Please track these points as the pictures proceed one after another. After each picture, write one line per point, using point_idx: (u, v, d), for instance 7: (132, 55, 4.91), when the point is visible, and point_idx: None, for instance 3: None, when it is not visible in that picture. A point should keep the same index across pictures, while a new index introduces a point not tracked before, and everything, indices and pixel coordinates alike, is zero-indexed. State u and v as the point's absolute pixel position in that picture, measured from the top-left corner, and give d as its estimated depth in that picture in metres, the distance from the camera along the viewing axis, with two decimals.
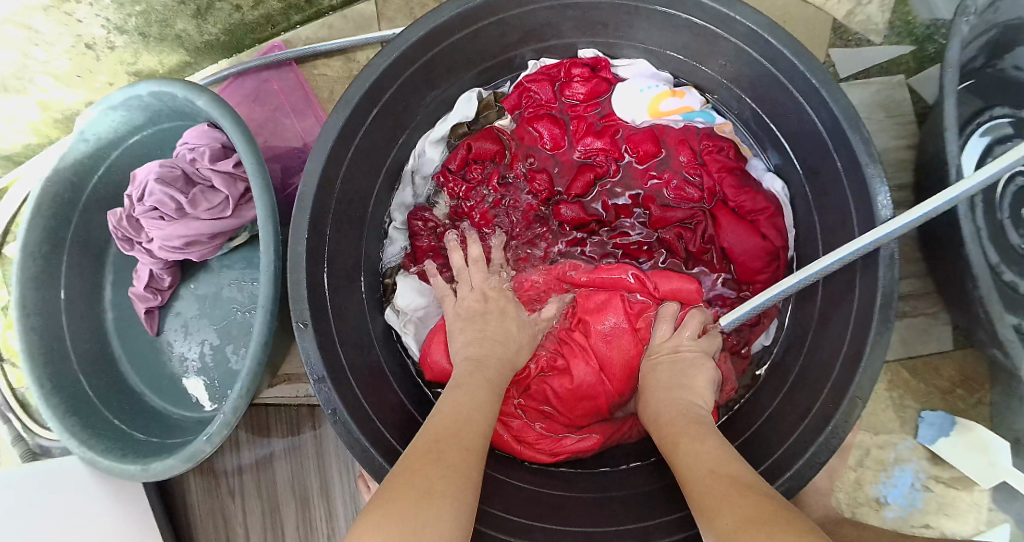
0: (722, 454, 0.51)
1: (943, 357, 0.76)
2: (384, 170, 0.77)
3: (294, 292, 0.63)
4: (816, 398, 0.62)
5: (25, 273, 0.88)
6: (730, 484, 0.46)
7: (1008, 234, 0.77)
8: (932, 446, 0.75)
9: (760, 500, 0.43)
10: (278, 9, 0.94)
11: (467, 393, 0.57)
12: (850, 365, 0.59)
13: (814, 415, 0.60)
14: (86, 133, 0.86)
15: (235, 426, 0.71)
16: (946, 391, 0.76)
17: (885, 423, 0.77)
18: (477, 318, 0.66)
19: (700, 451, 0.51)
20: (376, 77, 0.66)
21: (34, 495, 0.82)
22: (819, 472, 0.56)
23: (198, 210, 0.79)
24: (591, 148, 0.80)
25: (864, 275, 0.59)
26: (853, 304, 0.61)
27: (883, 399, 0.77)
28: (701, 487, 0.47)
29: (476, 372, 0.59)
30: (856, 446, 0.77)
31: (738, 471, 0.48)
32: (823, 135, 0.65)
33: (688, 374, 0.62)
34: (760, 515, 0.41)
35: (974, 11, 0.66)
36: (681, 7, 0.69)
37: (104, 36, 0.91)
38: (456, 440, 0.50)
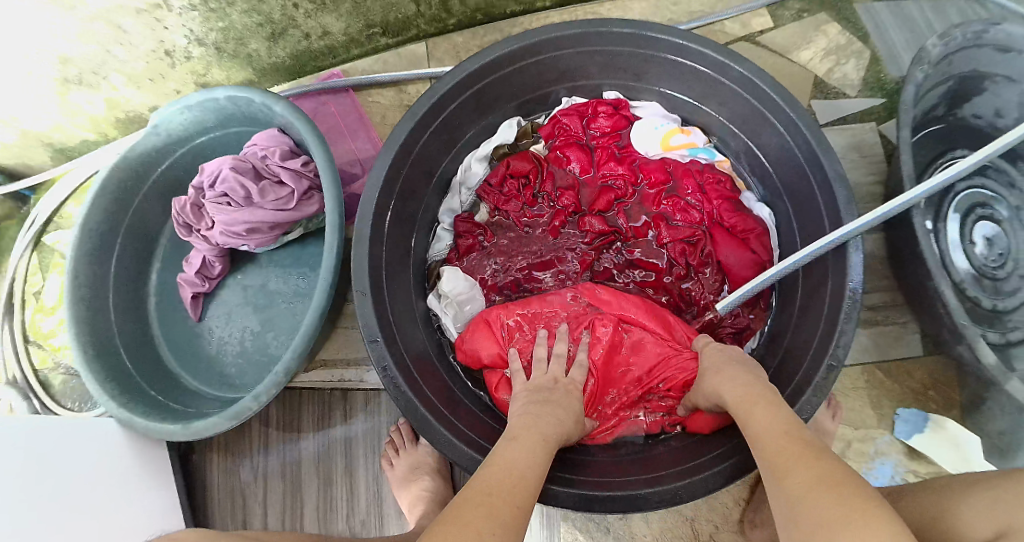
0: (792, 420, 0.56)
1: (915, 361, 0.88)
2: (434, 179, 0.88)
3: (355, 264, 0.74)
4: (800, 366, 0.72)
5: (81, 248, 0.95)
6: (799, 447, 0.52)
7: (972, 254, 0.92)
8: (909, 440, 0.86)
9: (830, 465, 0.49)
10: (341, 42, 1.07)
11: (518, 445, 0.59)
12: (826, 338, 0.70)
13: (797, 383, 0.70)
14: (159, 127, 0.97)
15: (285, 384, 0.80)
16: (919, 392, 0.87)
17: (865, 420, 0.87)
18: (539, 391, 0.69)
19: (771, 416, 0.57)
20: (434, 102, 0.79)
21: (44, 449, 0.78)
22: (805, 426, 0.66)
23: (265, 200, 0.90)
24: (613, 173, 0.92)
25: (835, 269, 0.72)
26: (826, 292, 0.72)
27: (862, 398, 0.88)
28: (775, 448, 0.53)
29: (532, 428, 0.62)
30: (839, 439, 0.87)
31: (804, 435, 0.54)
32: (801, 161, 0.79)
33: (750, 362, 0.69)
34: (830, 480, 0.47)
35: (928, 62, 0.81)
36: (690, 57, 0.82)
37: (185, 46, 1.02)
38: (508, 494, 0.52)
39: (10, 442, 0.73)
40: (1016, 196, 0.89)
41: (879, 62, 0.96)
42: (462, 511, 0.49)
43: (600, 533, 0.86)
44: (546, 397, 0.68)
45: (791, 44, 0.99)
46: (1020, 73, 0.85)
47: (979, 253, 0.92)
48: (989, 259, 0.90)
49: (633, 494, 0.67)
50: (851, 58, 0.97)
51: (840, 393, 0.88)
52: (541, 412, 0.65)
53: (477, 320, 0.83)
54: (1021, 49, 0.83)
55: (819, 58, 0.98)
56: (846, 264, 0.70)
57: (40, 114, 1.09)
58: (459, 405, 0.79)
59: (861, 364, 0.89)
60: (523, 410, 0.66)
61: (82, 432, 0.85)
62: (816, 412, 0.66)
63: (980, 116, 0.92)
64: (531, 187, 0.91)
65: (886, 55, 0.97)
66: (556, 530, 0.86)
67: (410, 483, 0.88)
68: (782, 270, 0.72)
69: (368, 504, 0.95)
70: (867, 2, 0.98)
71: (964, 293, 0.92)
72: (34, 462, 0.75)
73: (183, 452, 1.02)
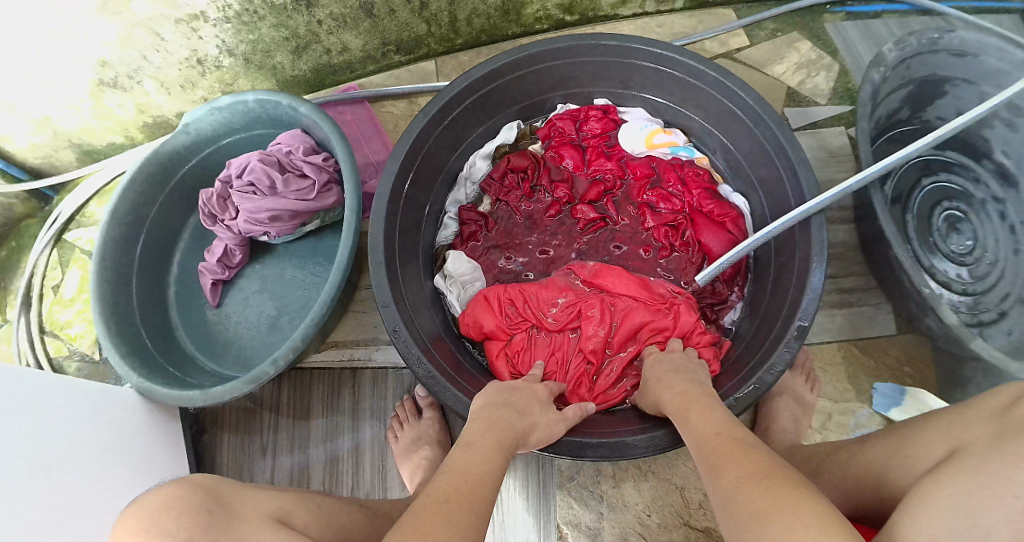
0: (726, 421, 0.63)
1: (889, 339, 0.96)
2: (442, 174, 0.97)
3: (372, 242, 0.82)
4: (774, 327, 0.82)
5: (109, 235, 1.02)
6: (733, 447, 0.58)
7: (943, 247, 1.01)
8: (886, 413, 0.92)
9: (761, 457, 0.55)
10: (358, 58, 1.17)
11: (473, 454, 0.58)
12: (796, 301, 0.79)
13: (774, 337, 0.80)
14: (190, 126, 1.05)
15: (301, 350, 0.88)
16: (895, 368, 0.94)
17: (844, 394, 0.94)
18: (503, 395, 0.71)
19: (708, 418, 0.64)
20: (445, 101, 0.88)
21: (43, 403, 0.79)
22: (778, 378, 0.75)
23: (287, 190, 0.98)
24: (604, 168, 1.01)
25: (801, 238, 0.82)
26: (795, 265, 0.82)
27: (840, 373, 0.95)
28: (711, 449, 0.59)
29: (488, 433, 0.62)
30: (820, 412, 0.94)
31: (738, 435, 0.60)
32: (769, 152, 0.89)
33: (696, 371, 0.77)
34: (762, 470, 0.53)
35: (885, 65, 0.93)
36: (669, 65, 0.92)
37: (216, 55, 1.12)
38: (465, 505, 0.52)
39: (25, 395, 0.77)
40: (980, 190, 1.00)
41: (847, 74, 1.08)
42: (412, 530, 0.48)
43: (594, 501, 0.91)
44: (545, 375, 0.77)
45: (765, 60, 1.10)
46: (976, 75, 0.97)
47: (949, 244, 1.01)
48: (960, 247, 1.00)
49: (622, 441, 0.75)
50: (822, 70, 1.09)
51: (819, 369, 0.95)
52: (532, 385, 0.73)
53: (475, 299, 0.91)
54: (975, 53, 0.94)
55: (791, 72, 1.09)
56: (809, 234, 0.80)
57: (72, 113, 1.17)
58: (464, 370, 0.86)
59: (837, 341, 0.97)
60: (479, 417, 0.66)
61: (101, 403, 0.90)
62: (788, 365, 0.75)
63: (943, 118, 1.03)
64: (528, 180, 1.00)
65: (853, 67, 1.08)
66: (553, 499, 0.92)
67: (413, 452, 0.94)
68: (756, 241, 0.83)
69: (374, 478, 1.00)
70: (837, 23, 1.10)
71: (936, 279, 1.02)
72: (46, 423, 0.78)
73: (195, 432, 1.07)
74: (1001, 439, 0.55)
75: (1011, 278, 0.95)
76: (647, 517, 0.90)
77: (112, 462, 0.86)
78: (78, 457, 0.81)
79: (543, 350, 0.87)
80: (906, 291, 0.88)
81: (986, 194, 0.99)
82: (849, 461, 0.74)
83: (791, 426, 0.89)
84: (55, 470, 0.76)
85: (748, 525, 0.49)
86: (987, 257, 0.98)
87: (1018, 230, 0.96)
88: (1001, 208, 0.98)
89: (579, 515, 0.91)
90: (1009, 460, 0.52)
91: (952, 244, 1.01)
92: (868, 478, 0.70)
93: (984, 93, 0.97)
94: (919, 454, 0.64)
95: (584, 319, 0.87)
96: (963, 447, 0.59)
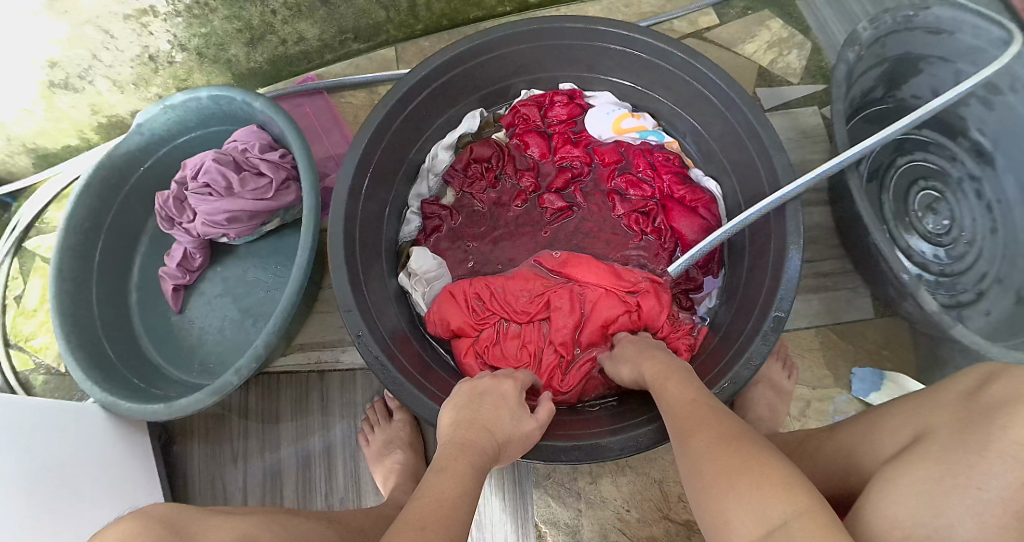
0: (697, 389, 0.63)
1: (867, 323, 0.94)
2: (403, 167, 0.93)
3: (332, 241, 0.79)
4: (750, 318, 0.80)
5: (65, 243, 0.98)
6: (703, 413, 0.57)
7: (922, 229, 0.99)
8: (866, 398, 0.91)
9: (729, 423, 0.55)
10: (315, 48, 1.13)
11: (448, 477, 0.54)
12: (772, 291, 0.77)
13: (750, 331, 0.77)
14: (143, 126, 1.01)
15: (263, 358, 0.85)
16: (874, 351, 0.93)
17: (822, 380, 0.93)
18: (473, 402, 0.66)
19: (683, 386, 0.63)
20: (405, 91, 0.84)
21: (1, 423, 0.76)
22: (754, 373, 0.73)
23: (244, 189, 0.94)
24: (571, 156, 0.98)
25: (775, 225, 0.79)
26: (770, 252, 0.80)
27: (817, 358, 0.94)
28: (682, 416, 0.59)
29: (461, 455, 0.57)
30: (799, 399, 0.92)
31: (711, 402, 0.59)
32: (741, 134, 0.86)
33: None
34: (731, 435, 0.53)
35: (859, 44, 0.89)
36: (635, 47, 0.89)
37: (168, 51, 1.07)
38: (442, 529, 0.48)
39: None
40: (956, 168, 1.00)
41: (820, 52, 1.05)
42: None
43: (572, 498, 0.89)
44: (514, 373, 0.73)
45: (735, 39, 1.07)
46: (953, 53, 0.94)
47: (926, 223, 0.99)
48: (937, 227, 0.99)
49: (597, 443, 0.73)
50: (793, 49, 1.06)
51: (796, 355, 0.94)
52: (502, 382, 0.70)
53: (441, 295, 0.89)
54: (950, 31, 0.92)
55: (762, 51, 1.06)
56: (785, 219, 0.77)
57: (24, 116, 1.12)
58: (431, 372, 0.84)
59: (815, 326, 0.95)
60: (449, 443, 0.60)
61: (63, 419, 0.86)
62: (765, 359, 0.73)
63: (919, 97, 1.01)
64: (493, 171, 0.97)
65: (826, 45, 1.05)
66: (530, 498, 0.90)
67: (385, 457, 0.91)
68: (729, 230, 0.80)
69: (347, 483, 0.98)
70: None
71: (913, 260, 1.00)
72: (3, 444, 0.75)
73: (163, 443, 1.03)
74: (966, 424, 0.54)
75: (988, 258, 0.95)
76: (627, 512, 0.88)
77: (74, 478, 0.83)
78: (38, 474, 0.77)
79: (513, 343, 0.86)
80: (883, 274, 0.86)
81: (963, 172, 0.99)
82: (818, 450, 0.72)
83: (767, 414, 0.87)
84: (11, 489, 0.73)
85: (712, 486, 0.49)
86: (964, 237, 0.97)
87: (995, 209, 0.97)
88: (977, 186, 0.98)
89: (557, 513, 0.89)
90: (972, 448, 0.51)
91: (929, 223, 0.99)
92: (833, 467, 0.68)
93: (960, 72, 0.94)
94: (884, 441, 0.62)
95: (553, 312, 0.85)
96: (926, 432, 0.57)
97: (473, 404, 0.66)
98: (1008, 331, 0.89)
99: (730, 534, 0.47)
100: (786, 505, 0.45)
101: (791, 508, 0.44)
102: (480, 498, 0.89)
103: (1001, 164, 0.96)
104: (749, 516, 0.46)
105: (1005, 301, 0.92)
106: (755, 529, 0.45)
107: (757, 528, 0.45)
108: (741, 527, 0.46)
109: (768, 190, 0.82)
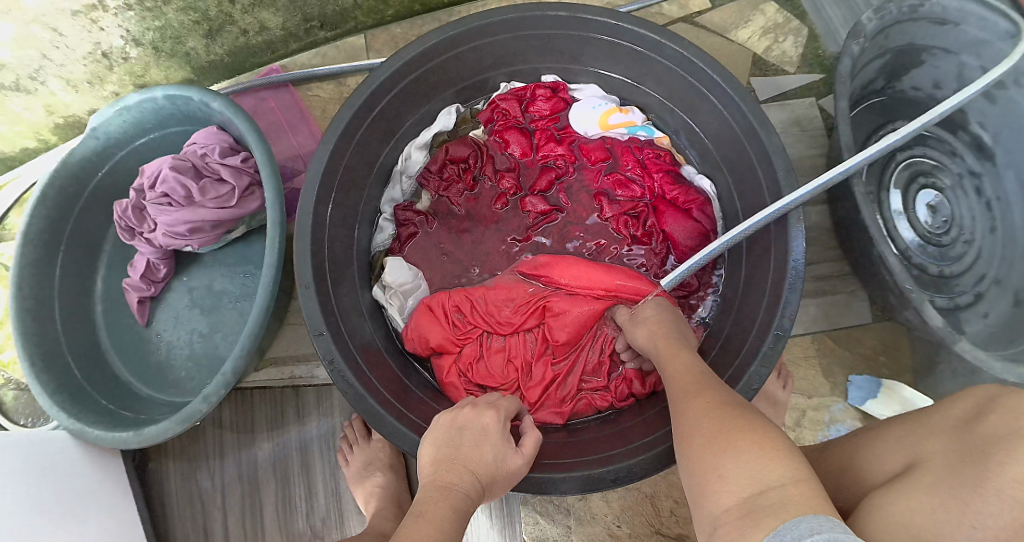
0: (695, 364, 0.62)
1: (864, 328, 0.92)
2: (375, 170, 0.87)
3: (298, 258, 0.73)
4: (748, 335, 0.76)
5: (24, 258, 0.92)
6: (709, 386, 0.56)
7: (918, 222, 0.96)
8: (862, 407, 0.88)
9: (726, 395, 0.54)
10: (279, 37, 1.06)
11: (427, 526, 0.50)
12: (772, 306, 0.73)
13: (747, 351, 0.73)
14: (98, 130, 0.95)
15: (233, 383, 0.81)
16: (870, 357, 0.91)
17: (818, 388, 0.91)
18: (454, 435, 0.61)
19: (688, 363, 0.62)
20: (372, 92, 0.78)
21: None
22: (754, 397, 0.69)
23: (205, 198, 0.90)
24: (554, 153, 0.92)
25: (777, 235, 0.75)
26: (771, 265, 0.76)
27: (813, 366, 0.91)
28: (686, 387, 0.58)
29: (441, 500, 0.53)
30: (794, 408, 0.90)
31: (717, 379, 0.58)
32: (737, 132, 0.80)
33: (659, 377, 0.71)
34: (737, 405, 0.52)
35: (863, 35, 0.83)
36: (624, 37, 0.82)
37: (122, 47, 0.99)
38: None
39: None
40: (954, 163, 0.98)
41: (817, 38, 0.99)
42: None
43: (561, 515, 0.86)
44: (497, 402, 0.67)
45: (728, 24, 1.00)
46: (958, 45, 0.88)
47: (925, 220, 0.96)
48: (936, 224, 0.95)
49: (588, 475, 0.69)
50: (789, 35, 0.99)
51: (791, 363, 0.91)
52: (483, 414, 0.64)
53: (418, 311, 0.84)
54: (955, 22, 0.86)
55: (756, 37, 1.00)
56: (787, 228, 0.73)
57: None
58: (411, 396, 0.79)
59: (811, 333, 0.92)
60: (429, 487, 0.56)
61: (29, 449, 0.82)
62: (765, 382, 0.69)
63: (919, 88, 0.96)
64: (470, 171, 0.91)
65: (823, 31, 0.99)
66: (518, 521, 0.86)
67: (364, 480, 0.89)
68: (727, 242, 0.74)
69: (328, 500, 0.96)
70: None
71: (912, 260, 0.96)
72: None
73: (138, 461, 0.99)
74: (962, 455, 0.50)
75: (987, 259, 0.93)
76: (617, 528, 0.85)
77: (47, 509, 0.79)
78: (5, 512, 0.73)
79: (498, 358, 0.83)
80: (882, 280, 0.82)
81: (960, 169, 0.97)
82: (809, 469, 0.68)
83: None
84: None
85: (711, 445, 0.48)
86: (963, 236, 0.95)
87: (994, 206, 0.95)
88: (977, 183, 0.96)
89: (546, 531, 0.86)
90: (967, 482, 0.47)
91: (932, 220, 0.95)
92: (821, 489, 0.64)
93: (963, 64, 0.90)
94: (875, 466, 0.58)
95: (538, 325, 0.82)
96: (920, 461, 0.53)
97: (453, 438, 0.61)
98: (1005, 338, 0.87)
99: (715, 491, 0.45)
100: (785, 470, 0.44)
101: (788, 472, 0.43)
102: (466, 529, 0.85)
103: (1000, 160, 0.93)
104: (744, 474, 0.44)
105: (1004, 303, 0.89)
106: (746, 486, 0.44)
107: (749, 485, 0.44)
108: (732, 483, 0.44)
109: (766, 195, 0.77)
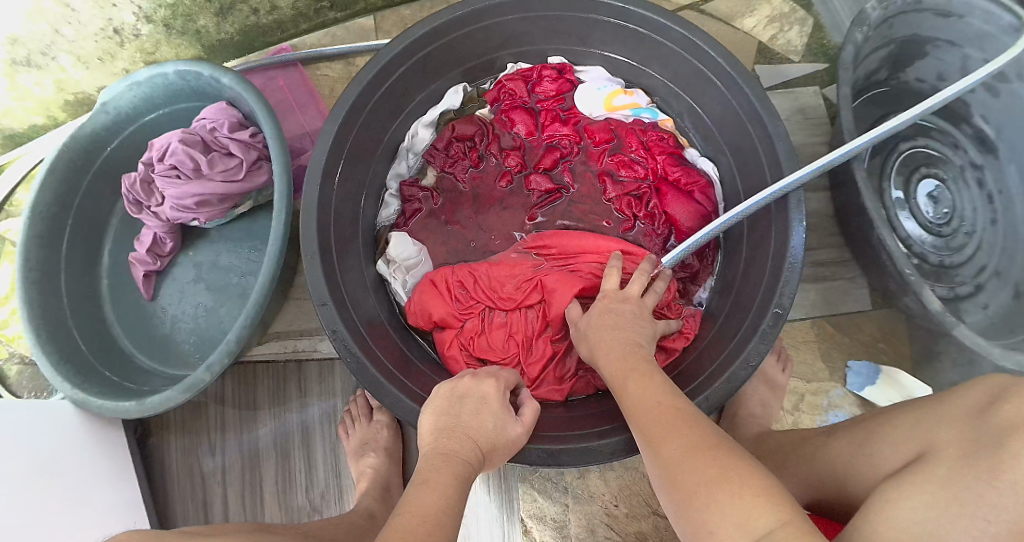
0: (665, 389, 0.58)
1: (863, 315, 0.92)
2: (381, 146, 0.87)
3: (304, 229, 0.74)
4: (747, 314, 0.76)
5: (32, 230, 0.93)
6: (674, 415, 0.54)
7: (920, 213, 0.96)
8: (860, 393, 0.89)
9: (702, 431, 0.52)
10: (289, 17, 1.07)
11: (428, 487, 0.51)
12: (772, 285, 0.73)
13: (747, 328, 0.74)
14: (108, 105, 0.96)
15: (236, 353, 0.81)
16: (869, 344, 0.91)
17: (817, 373, 0.91)
18: (455, 403, 0.62)
19: (649, 386, 0.59)
20: (380, 68, 0.78)
21: None
22: (752, 373, 0.70)
23: (213, 171, 0.91)
24: (559, 134, 0.93)
25: (776, 216, 0.76)
26: (770, 246, 0.76)
27: (812, 351, 0.92)
28: (651, 416, 0.55)
29: (443, 466, 0.54)
30: (792, 392, 0.91)
31: (680, 404, 0.56)
32: (741, 116, 0.81)
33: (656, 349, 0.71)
34: (706, 444, 0.50)
35: (868, 23, 0.84)
36: (631, 20, 0.83)
37: (133, 23, 1.00)
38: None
39: None
40: (958, 155, 0.98)
41: (822, 28, 1.00)
42: None
43: (559, 493, 0.87)
44: (498, 372, 0.68)
45: (734, 12, 1.01)
46: (961, 37, 0.89)
47: (927, 210, 0.96)
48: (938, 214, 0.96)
49: (587, 446, 0.70)
50: (795, 24, 1.00)
51: (790, 348, 0.92)
52: (484, 382, 0.64)
53: (422, 285, 0.85)
54: (960, 14, 0.87)
55: (762, 25, 1.01)
56: (787, 211, 0.73)
57: None
58: (412, 367, 0.80)
59: (810, 318, 0.93)
60: (430, 454, 0.57)
61: (33, 418, 0.82)
62: (763, 358, 0.70)
63: (923, 80, 0.97)
64: (476, 149, 0.92)
65: (829, 22, 1.00)
66: (516, 500, 0.87)
67: (360, 458, 0.90)
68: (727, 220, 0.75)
69: (328, 473, 0.96)
70: None
71: (912, 249, 0.97)
72: None
73: (140, 434, 0.99)
74: (975, 447, 0.49)
75: (988, 251, 0.94)
76: (614, 508, 0.86)
77: (48, 477, 0.79)
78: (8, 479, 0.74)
79: (500, 333, 0.83)
80: (882, 267, 0.83)
81: (964, 162, 0.98)
82: (815, 455, 0.68)
83: (759, 411, 0.85)
84: None
85: (691, 495, 0.47)
86: (964, 228, 0.96)
87: (995, 199, 0.96)
88: (979, 175, 0.97)
89: (544, 508, 0.86)
90: (981, 476, 0.47)
91: (935, 210, 0.96)
92: (833, 475, 0.64)
93: (967, 57, 0.90)
94: (885, 454, 0.58)
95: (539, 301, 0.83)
96: (931, 451, 0.53)
97: (453, 407, 0.61)
98: (1007, 328, 0.88)
99: None
100: (770, 514, 0.44)
101: (775, 516, 0.43)
102: (467, 509, 0.85)
103: (1003, 153, 0.95)
104: (732, 528, 0.44)
105: (1004, 295, 0.90)
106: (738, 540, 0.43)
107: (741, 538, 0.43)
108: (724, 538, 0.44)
109: (768, 176, 0.78)
